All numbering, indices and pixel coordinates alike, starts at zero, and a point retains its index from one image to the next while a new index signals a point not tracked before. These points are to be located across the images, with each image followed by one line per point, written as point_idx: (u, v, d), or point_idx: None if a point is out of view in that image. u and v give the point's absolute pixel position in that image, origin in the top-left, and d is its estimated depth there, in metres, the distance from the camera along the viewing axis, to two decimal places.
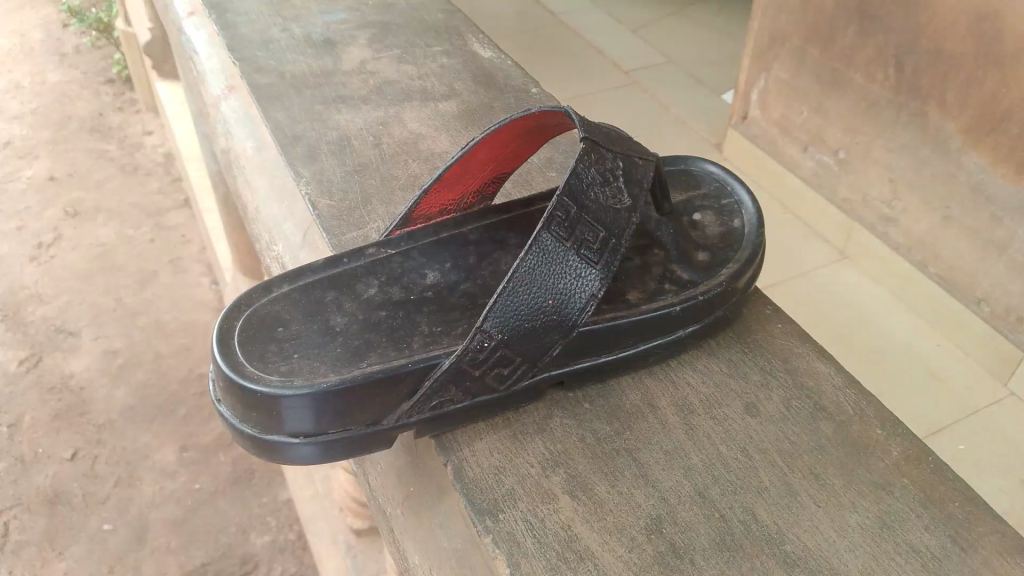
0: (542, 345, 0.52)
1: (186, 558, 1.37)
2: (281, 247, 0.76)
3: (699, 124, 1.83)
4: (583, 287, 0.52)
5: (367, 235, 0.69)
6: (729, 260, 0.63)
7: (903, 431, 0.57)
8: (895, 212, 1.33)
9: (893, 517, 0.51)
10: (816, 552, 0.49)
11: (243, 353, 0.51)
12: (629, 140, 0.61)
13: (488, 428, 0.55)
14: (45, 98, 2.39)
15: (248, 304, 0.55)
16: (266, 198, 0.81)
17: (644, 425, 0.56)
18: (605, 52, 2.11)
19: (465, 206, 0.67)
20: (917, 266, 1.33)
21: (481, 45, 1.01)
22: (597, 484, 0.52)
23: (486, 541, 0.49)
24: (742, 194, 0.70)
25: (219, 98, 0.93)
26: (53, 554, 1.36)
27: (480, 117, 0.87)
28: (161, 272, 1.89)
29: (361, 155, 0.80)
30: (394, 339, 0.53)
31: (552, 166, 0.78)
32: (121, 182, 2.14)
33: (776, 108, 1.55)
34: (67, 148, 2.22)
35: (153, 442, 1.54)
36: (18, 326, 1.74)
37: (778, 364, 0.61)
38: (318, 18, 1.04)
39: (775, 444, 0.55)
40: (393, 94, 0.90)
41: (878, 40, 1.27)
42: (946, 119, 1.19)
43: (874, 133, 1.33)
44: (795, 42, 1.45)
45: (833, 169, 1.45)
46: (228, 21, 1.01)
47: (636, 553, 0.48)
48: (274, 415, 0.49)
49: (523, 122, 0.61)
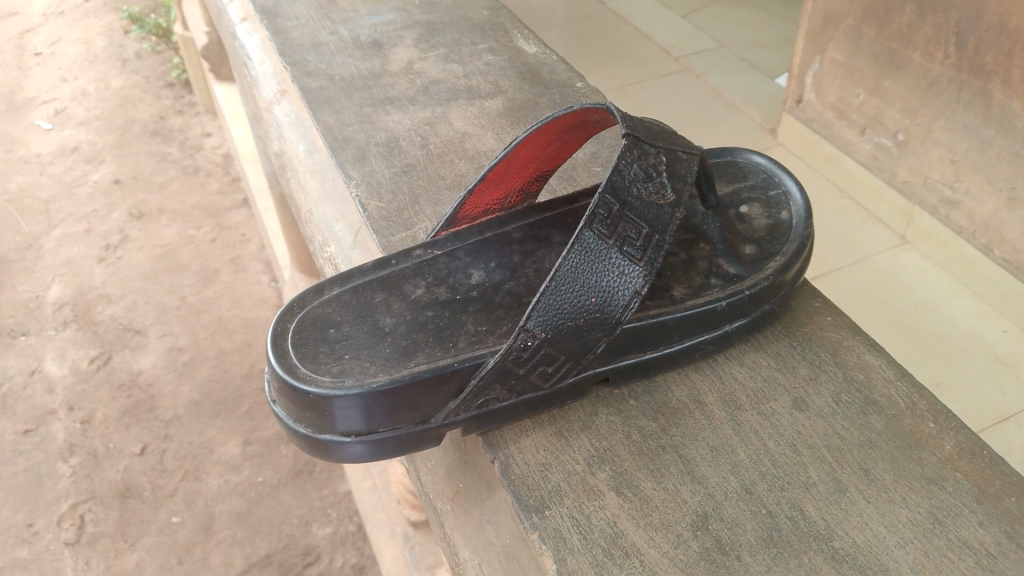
0: (586, 343, 0.53)
1: (251, 550, 1.42)
2: (334, 248, 0.78)
3: (752, 111, 1.80)
4: (626, 284, 0.53)
5: (415, 235, 0.71)
6: (776, 252, 0.62)
7: (957, 424, 0.56)
8: (958, 194, 1.30)
9: (946, 513, 0.50)
10: (866, 549, 0.48)
11: (296, 355, 0.53)
12: (672, 136, 0.61)
13: (535, 425, 0.56)
14: (109, 103, 2.47)
15: (301, 306, 0.57)
16: (319, 200, 0.83)
17: (689, 421, 0.56)
18: (654, 39, 2.10)
19: (509, 205, 0.68)
20: (981, 250, 1.29)
21: (526, 41, 1.01)
22: (644, 481, 0.52)
23: (533, 536, 0.50)
24: (790, 186, 0.69)
25: (271, 102, 0.95)
26: (127, 544, 1.42)
27: (525, 113, 0.87)
28: (223, 271, 1.95)
29: (408, 156, 0.81)
30: (441, 338, 0.55)
31: (597, 162, 0.79)
32: (182, 183, 2.20)
33: (832, 91, 1.52)
34: (130, 151, 2.30)
35: (219, 436, 1.59)
36: (89, 325, 1.82)
37: (827, 358, 0.60)
38: (366, 20, 1.06)
39: (822, 439, 0.55)
40: (439, 93, 0.91)
41: (937, 17, 1.24)
42: (1010, 97, 1.15)
43: (934, 114, 1.30)
44: (850, 22, 1.43)
45: (892, 152, 1.42)
46: (278, 26, 1.04)
47: (681, 550, 0.48)
48: (327, 414, 0.51)
49: (564, 121, 0.61)
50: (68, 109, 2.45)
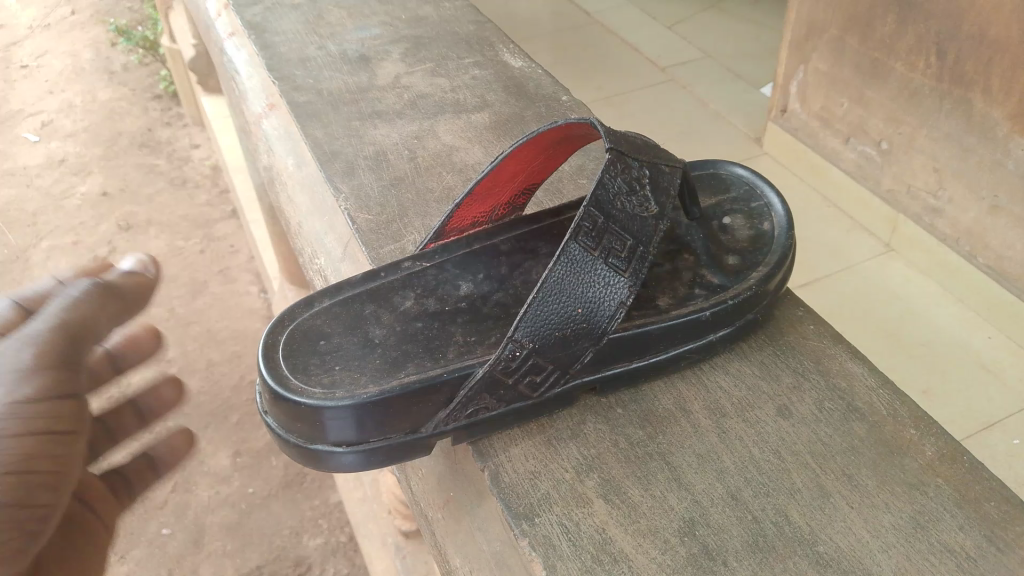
0: (573, 353, 0.53)
1: (242, 561, 1.42)
2: (323, 260, 0.78)
3: (737, 120, 1.82)
4: (611, 295, 0.53)
5: (404, 247, 0.71)
6: (759, 263, 0.64)
7: (937, 430, 0.57)
8: (941, 202, 1.31)
9: (928, 518, 0.51)
10: (849, 553, 0.49)
11: (287, 368, 0.54)
12: (656, 148, 0.62)
13: (523, 434, 0.57)
14: (96, 115, 2.47)
15: (291, 318, 0.58)
16: (308, 213, 0.83)
17: (676, 429, 0.57)
18: (639, 50, 2.12)
19: (496, 217, 0.69)
20: (965, 256, 1.31)
21: (512, 55, 1.03)
22: (631, 488, 0.53)
23: (523, 544, 0.50)
24: (771, 197, 0.70)
25: (260, 116, 0.96)
26: (115, 557, 1.40)
27: (512, 127, 0.88)
28: (212, 283, 1.95)
29: (396, 169, 0.82)
30: (429, 350, 0.55)
31: (583, 174, 0.80)
32: (171, 195, 2.20)
33: (816, 101, 1.54)
34: (118, 163, 2.29)
35: (208, 448, 1.58)
36: None
37: (810, 365, 0.61)
38: (353, 35, 1.07)
39: (806, 445, 0.56)
40: (427, 107, 0.92)
41: (918, 28, 1.26)
42: (991, 106, 1.17)
43: (917, 123, 1.32)
44: (833, 33, 1.45)
45: (875, 160, 1.44)
46: (266, 41, 1.05)
47: (669, 556, 0.49)
48: (318, 425, 0.52)
49: (548, 135, 0.62)
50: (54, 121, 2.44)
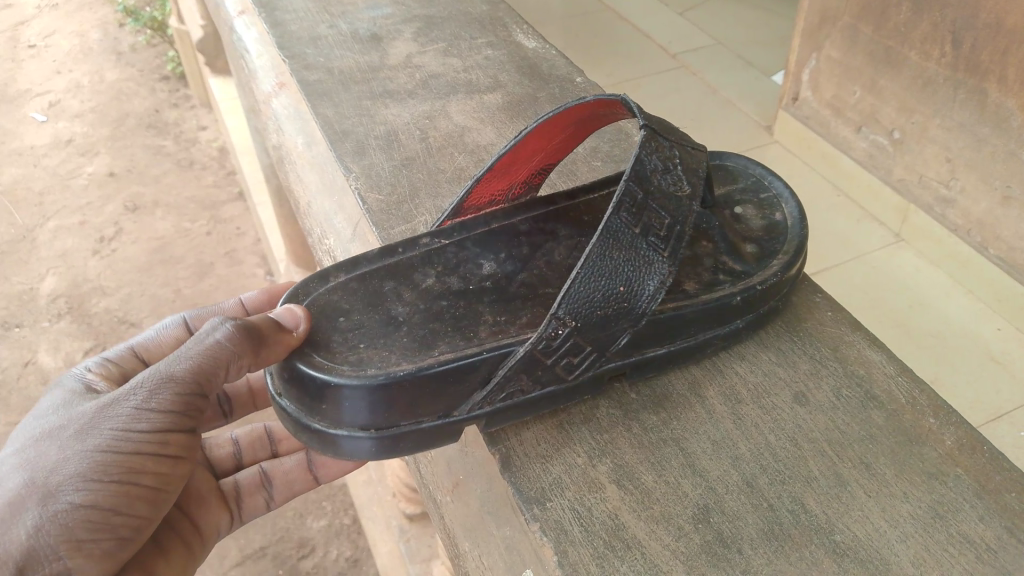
0: (612, 334, 0.52)
1: (246, 542, 1.41)
2: (333, 240, 0.77)
3: (749, 107, 1.80)
4: (655, 274, 0.52)
5: (415, 228, 0.70)
6: (777, 252, 0.63)
7: (957, 419, 0.56)
8: (953, 193, 1.30)
9: (946, 508, 0.50)
10: (866, 542, 0.49)
11: (310, 351, 0.52)
12: (681, 129, 0.60)
13: (535, 418, 0.56)
14: (104, 95, 2.46)
15: (305, 294, 0.57)
16: (318, 193, 0.82)
17: (690, 414, 0.56)
18: (651, 35, 2.10)
19: (512, 197, 0.68)
20: (977, 248, 1.29)
21: (525, 36, 1.01)
22: (645, 474, 0.52)
23: (533, 528, 0.50)
24: (779, 187, 0.70)
25: (270, 95, 0.95)
26: None
27: (525, 108, 0.87)
28: (218, 264, 1.94)
29: (407, 149, 0.81)
30: (459, 327, 0.55)
31: (598, 156, 0.79)
32: (178, 176, 2.20)
33: (829, 89, 1.52)
34: (125, 144, 2.29)
35: None
36: (83, 317, 1.82)
37: (827, 352, 0.60)
38: (364, 14, 1.05)
39: (823, 432, 0.55)
40: (438, 87, 0.91)
41: (934, 16, 1.24)
42: (1006, 96, 1.15)
43: (930, 112, 1.30)
44: (847, 20, 1.43)
45: (888, 150, 1.42)
46: (276, 19, 1.03)
47: (682, 543, 0.48)
48: (347, 405, 0.50)
49: (574, 113, 0.61)
50: (63, 101, 2.44)
